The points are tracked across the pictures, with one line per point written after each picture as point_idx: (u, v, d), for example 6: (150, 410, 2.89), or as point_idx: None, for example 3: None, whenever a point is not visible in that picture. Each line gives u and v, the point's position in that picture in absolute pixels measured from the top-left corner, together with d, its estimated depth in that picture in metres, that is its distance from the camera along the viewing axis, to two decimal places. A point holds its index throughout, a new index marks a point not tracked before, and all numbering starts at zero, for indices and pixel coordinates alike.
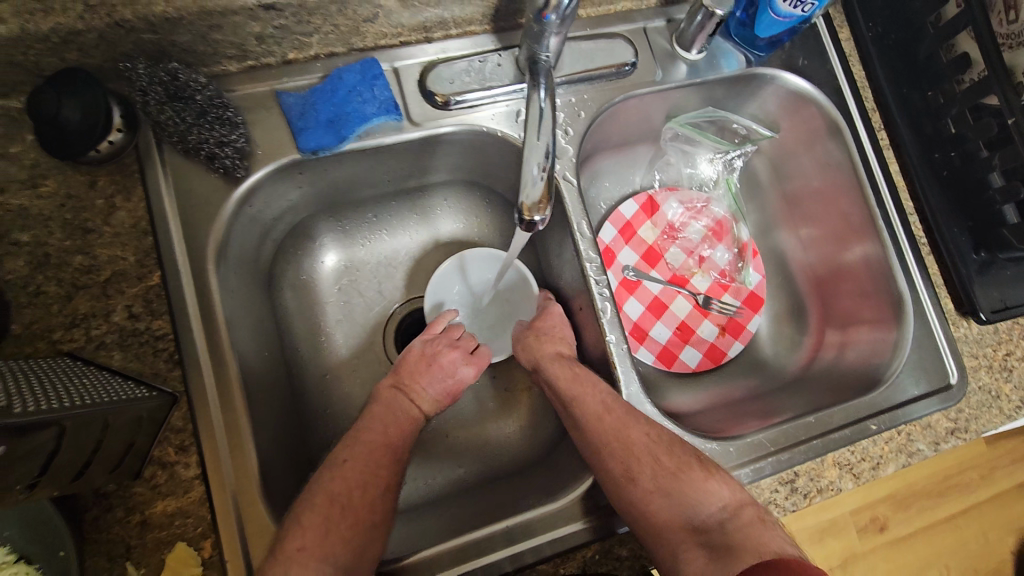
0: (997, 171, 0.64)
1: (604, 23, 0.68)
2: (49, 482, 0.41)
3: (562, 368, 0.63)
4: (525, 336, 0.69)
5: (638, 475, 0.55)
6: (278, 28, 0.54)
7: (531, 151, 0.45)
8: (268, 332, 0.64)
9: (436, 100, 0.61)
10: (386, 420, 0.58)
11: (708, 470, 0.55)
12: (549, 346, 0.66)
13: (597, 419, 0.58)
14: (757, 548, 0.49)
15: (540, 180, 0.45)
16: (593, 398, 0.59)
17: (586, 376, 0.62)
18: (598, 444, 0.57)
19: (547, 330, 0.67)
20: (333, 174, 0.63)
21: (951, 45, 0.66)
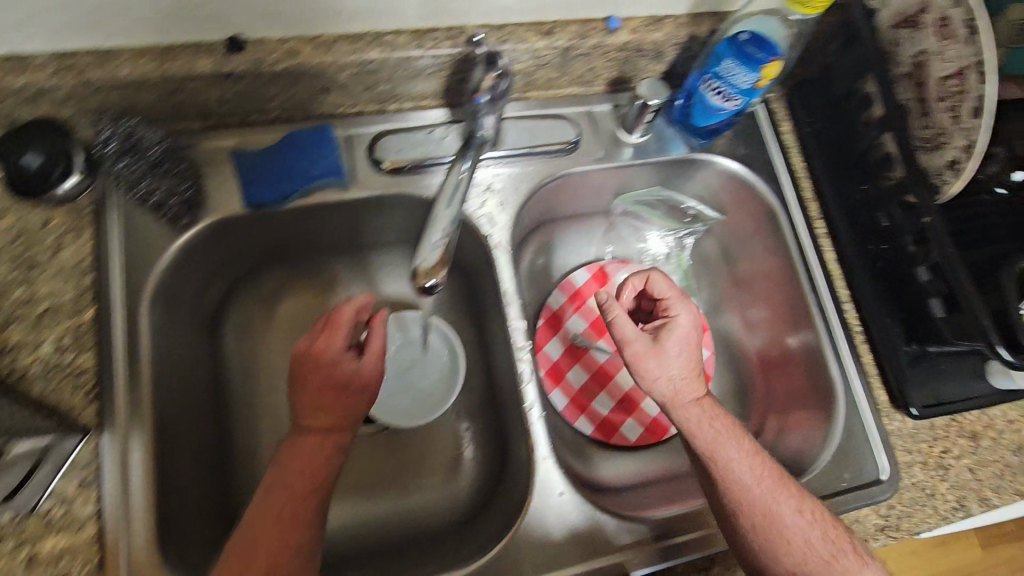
0: (924, 265, 0.65)
1: (552, 104, 0.72)
2: None
3: (708, 414, 0.58)
4: (662, 359, 0.60)
5: (802, 558, 0.53)
6: (236, 94, 0.60)
7: (437, 221, 0.51)
8: (203, 374, 0.65)
9: (382, 168, 0.65)
10: (294, 455, 0.53)
11: (861, 559, 0.53)
12: (693, 389, 0.60)
13: (752, 486, 0.55)
14: None
15: (438, 247, 0.51)
16: (741, 462, 0.56)
17: (726, 430, 0.58)
18: (743, 510, 0.54)
19: (687, 352, 0.61)
20: (283, 229, 0.66)
21: (880, 143, 0.68)
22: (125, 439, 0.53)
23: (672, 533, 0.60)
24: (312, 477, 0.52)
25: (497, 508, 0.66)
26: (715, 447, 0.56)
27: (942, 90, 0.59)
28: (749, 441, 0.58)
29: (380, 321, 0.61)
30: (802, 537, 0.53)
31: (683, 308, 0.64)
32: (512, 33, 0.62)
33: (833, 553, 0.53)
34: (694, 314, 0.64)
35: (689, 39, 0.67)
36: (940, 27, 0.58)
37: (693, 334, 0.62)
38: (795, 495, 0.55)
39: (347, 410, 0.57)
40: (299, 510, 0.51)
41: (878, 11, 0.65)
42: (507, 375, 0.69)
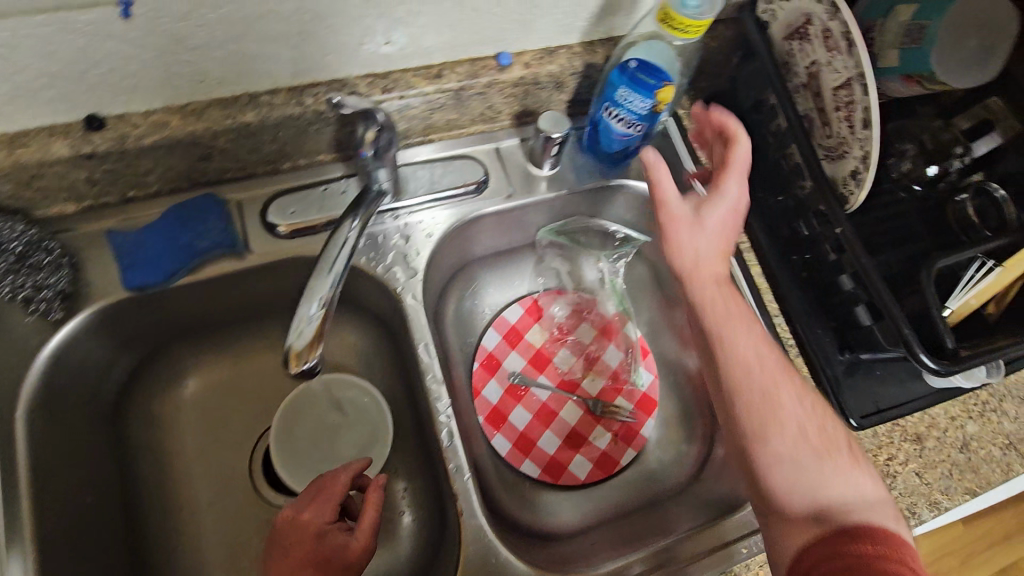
0: (846, 274, 0.64)
1: (458, 145, 0.70)
2: None
3: (721, 295, 0.62)
4: (695, 229, 0.63)
5: (791, 469, 0.55)
6: (107, 172, 0.56)
7: (314, 290, 0.49)
8: (106, 472, 0.60)
9: (280, 232, 0.61)
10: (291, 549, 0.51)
11: (854, 458, 0.56)
12: (713, 268, 0.62)
13: (752, 375, 0.58)
14: (883, 532, 0.49)
15: (316, 316, 0.48)
16: (748, 341, 0.60)
17: (741, 317, 0.61)
18: (747, 372, 0.59)
19: (724, 230, 0.63)
20: (180, 307, 0.62)
21: (789, 154, 0.67)
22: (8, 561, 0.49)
23: (672, 548, 0.64)
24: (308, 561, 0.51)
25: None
26: (722, 332, 0.60)
27: (836, 100, 0.58)
28: (759, 340, 0.60)
29: (374, 487, 0.56)
30: (799, 436, 0.56)
31: (734, 184, 0.62)
32: (399, 80, 0.60)
33: (818, 445, 0.55)
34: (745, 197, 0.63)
35: (586, 68, 0.66)
36: (826, 38, 0.56)
37: (731, 220, 0.63)
38: (806, 411, 0.57)
39: None
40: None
41: (769, 24, 0.64)
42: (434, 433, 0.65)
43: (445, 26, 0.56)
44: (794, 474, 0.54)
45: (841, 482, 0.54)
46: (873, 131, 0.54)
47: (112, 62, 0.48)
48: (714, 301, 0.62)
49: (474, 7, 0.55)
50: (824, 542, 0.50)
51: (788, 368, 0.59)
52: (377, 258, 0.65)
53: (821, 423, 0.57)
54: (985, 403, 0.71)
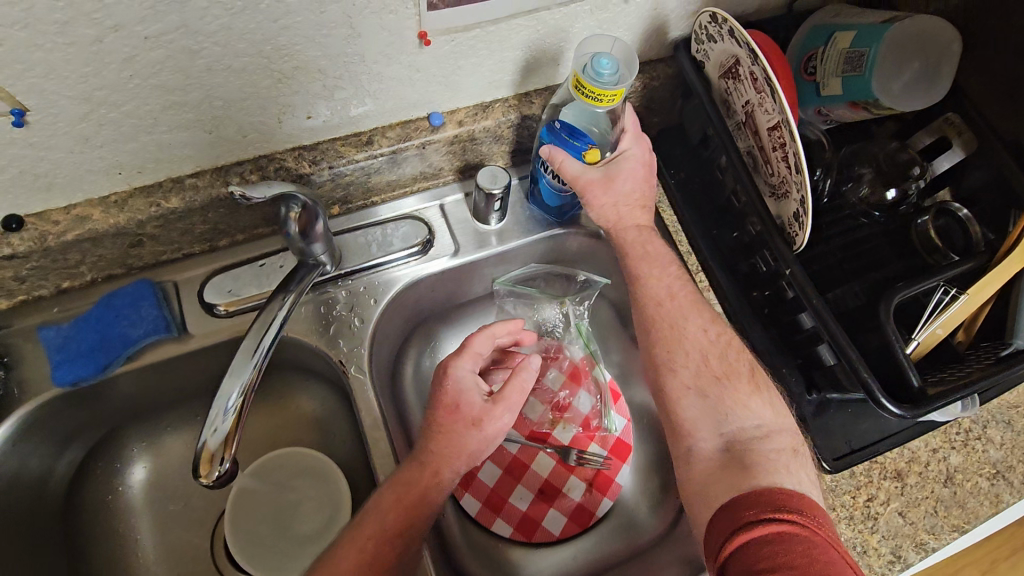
0: (805, 312, 0.61)
1: (401, 205, 0.69)
2: None
3: (640, 240, 0.64)
4: (608, 189, 0.63)
5: (693, 373, 0.60)
6: (33, 269, 0.55)
7: (230, 382, 0.48)
8: (51, 573, 0.58)
9: (221, 311, 0.60)
10: (433, 444, 0.56)
11: (755, 386, 0.58)
12: (633, 216, 0.65)
13: (668, 309, 0.62)
14: (771, 471, 0.53)
15: (231, 412, 0.47)
16: (655, 277, 0.63)
17: (652, 248, 0.64)
18: (659, 317, 0.62)
19: (632, 186, 0.64)
20: (122, 395, 0.61)
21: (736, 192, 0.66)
22: None
23: None
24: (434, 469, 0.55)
25: None
26: (646, 264, 0.64)
27: (771, 139, 0.56)
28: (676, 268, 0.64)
29: (516, 367, 0.60)
30: (708, 366, 0.60)
31: (631, 142, 0.64)
32: (327, 150, 0.59)
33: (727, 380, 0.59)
34: (647, 155, 0.64)
35: (522, 120, 0.65)
36: (754, 80, 0.55)
37: (638, 170, 0.64)
38: (715, 351, 0.60)
39: (444, 482, 0.56)
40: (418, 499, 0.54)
41: (703, 63, 0.63)
42: None
43: (366, 96, 0.56)
44: (700, 410, 0.59)
45: (741, 411, 0.57)
46: (806, 174, 0.52)
47: (20, 165, 0.47)
48: (634, 249, 0.64)
49: (393, 75, 0.55)
50: (731, 484, 0.53)
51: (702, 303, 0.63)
52: (322, 327, 0.64)
53: (733, 362, 0.60)
54: (969, 431, 0.68)
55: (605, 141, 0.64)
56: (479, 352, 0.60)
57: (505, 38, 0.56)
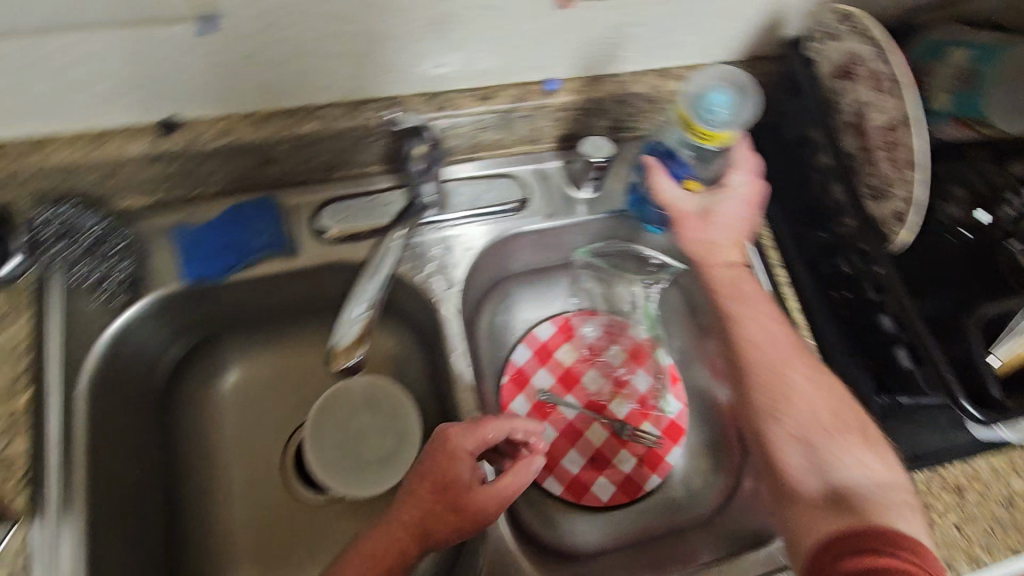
0: (886, 314, 0.62)
1: (502, 166, 0.72)
2: None
3: (731, 277, 0.66)
4: (706, 223, 0.65)
5: (789, 420, 0.61)
6: (177, 172, 0.60)
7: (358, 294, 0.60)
8: (148, 452, 0.64)
9: (329, 236, 0.65)
10: (411, 502, 0.57)
11: (864, 438, 0.59)
12: (729, 253, 0.66)
13: (765, 354, 0.63)
14: (887, 521, 0.52)
15: (358, 320, 0.60)
16: (758, 323, 0.64)
17: (755, 295, 0.65)
18: (753, 362, 0.63)
19: (733, 222, 0.65)
20: (231, 301, 0.66)
21: (831, 192, 0.67)
22: (57, 524, 0.53)
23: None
24: (416, 525, 0.55)
25: None
26: (742, 306, 0.64)
27: (881, 139, 0.57)
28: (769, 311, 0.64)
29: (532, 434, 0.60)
30: (805, 410, 0.60)
31: (737, 176, 0.64)
32: (451, 100, 0.63)
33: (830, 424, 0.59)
34: (756, 193, 0.64)
35: (631, 95, 0.68)
36: (874, 80, 0.57)
37: (744, 207, 0.64)
38: (812, 396, 0.60)
39: (419, 542, 0.55)
40: (408, 547, 0.55)
41: (815, 62, 0.64)
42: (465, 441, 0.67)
43: (495, 52, 0.59)
44: (803, 459, 0.60)
45: (849, 462, 0.58)
46: (921, 173, 0.54)
47: (193, 73, 0.52)
48: (730, 289, 0.65)
49: (527, 35, 0.58)
50: (842, 527, 0.54)
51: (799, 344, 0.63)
52: (417, 267, 0.68)
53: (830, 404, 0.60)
54: None
55: (705, 169, 0.66)
56: (486, 438, 0.58)
57: (636, 13, 0.59)
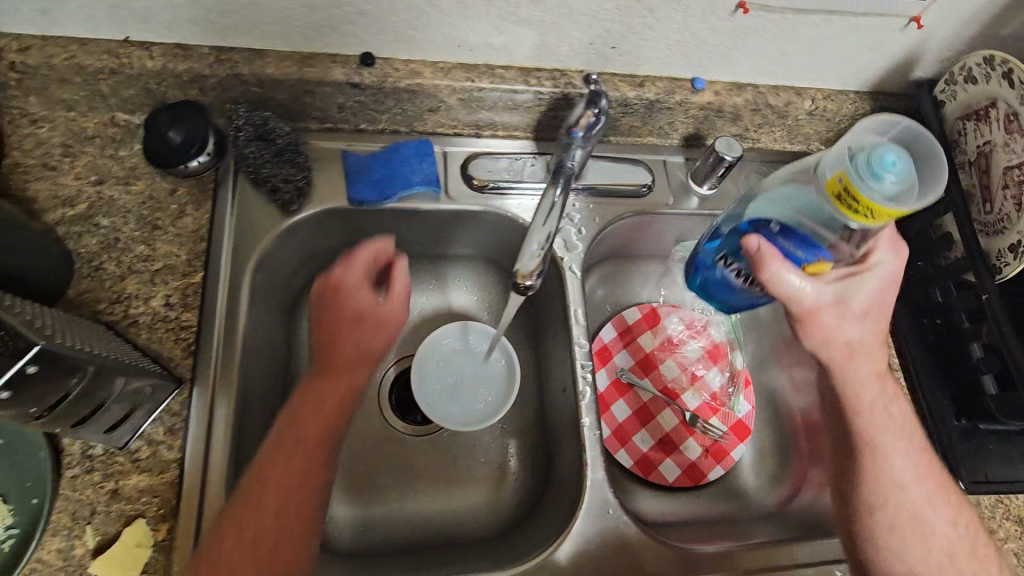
0: (979, 342, 0.67)
1: (627, 151, 0.78)
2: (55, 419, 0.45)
3: (880, 401, 0.63)
4: (845, 314, 0.60)
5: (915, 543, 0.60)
6: (357, 102, 0.66)
7: (535, 231, 0.54)
8: (277, 351, 0.70)
9: (475, 183, 0.71)
10: (310, 399, 0.59)
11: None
12: (867, 357, 0.63)
13: (901, 476, 0.62)
14: None
15: (537, 255, 0.53)
16: (902, 451, 0.62)
17: (897, 417, 0.63)
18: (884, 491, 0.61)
19: (873, 311, 0.61)
20: (374, 227, 0.72)
21: (939, 224, 0.72)
22: (212, 394, 0.58)
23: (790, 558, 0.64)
24: (321, 424, 0.57)
25: (542, 518, 0.68)
26: (891, 431, 0.63)
27: (1006, 178, 0.62)
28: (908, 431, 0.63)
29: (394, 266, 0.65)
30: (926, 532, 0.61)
31: (880, 250, 0.60)
32: (608, 81, 0.69)
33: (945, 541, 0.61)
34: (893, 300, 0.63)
35: (765, 106, 0.73)
36: (1008, 123, 0.62)
37: (881, 304, 0.61)
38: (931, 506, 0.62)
39: (344, 368, 0.61)
40: (291, 480, 0.54)
41: (944, 103, 0.70)
42: (562, 395, 0.72)
43: (662, 44, 0.65)
44: None
45: None
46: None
47: (405, 15, 0.58)
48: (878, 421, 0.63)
49: (695, 32, 0.64)
50: None
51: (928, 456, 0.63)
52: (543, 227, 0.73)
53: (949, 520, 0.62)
54: None
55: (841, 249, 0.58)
56: (399, 281, 0.65)
57: (794, 30, 0.64)
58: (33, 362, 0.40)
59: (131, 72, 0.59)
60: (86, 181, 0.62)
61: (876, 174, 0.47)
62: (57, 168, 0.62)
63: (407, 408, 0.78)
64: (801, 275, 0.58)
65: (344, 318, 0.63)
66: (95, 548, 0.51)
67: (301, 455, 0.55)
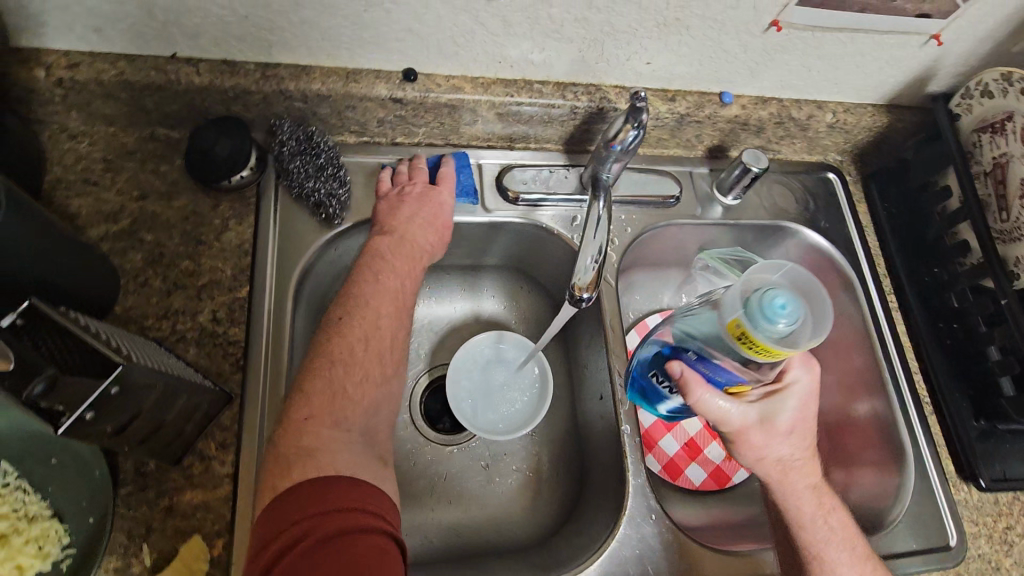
0: (995, 345, 0.69)
1: (657, 163, 0.79)
2: (124, 437, 0.44)
3: (821, 510, 0.58)
4: (772, 436, 0.58)
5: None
6: (397, 117, 0.67)
7: (588, 245, 0.57)
8: None
9: (509, 195, 0.72)
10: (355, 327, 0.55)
11: None
12: (805, 475, 0.59)
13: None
14: None
15: (591, 269, 0.57)
16: (849, 563, 0.56)
17: (844, 529, 0.58)
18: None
19: (801, 427, 0.59)
20: None
21: (954, 232, 0.74)
22: (262, 407, 0.58)
23: None
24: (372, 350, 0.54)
25: (582, 523, 0.68)
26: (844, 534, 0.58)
27: None
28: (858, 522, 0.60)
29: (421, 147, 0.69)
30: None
31: (795, 372, 0.60)
32: None
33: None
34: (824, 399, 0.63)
35: (788, 118, 0.76)
36: None
37: (809, 418, 0.60)
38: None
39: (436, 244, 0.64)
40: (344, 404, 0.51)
41: (959, 116, 0.73)
42: (596, 402, 0.73)
43: (694, 59, 0.67)
44: None
45: None
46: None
47: (451, 33, 0.60)
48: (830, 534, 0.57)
49: (727, 49, 0.66)
50: None
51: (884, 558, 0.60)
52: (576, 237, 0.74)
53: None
54: None
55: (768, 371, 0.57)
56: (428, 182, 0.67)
57: (820, 47, 0.67)
58: (115, 383, 0.40)
59: (177, 88, 0.59)
60: (128, 196, 0.62)
61: (767, 318, 0.48)
62: (99, 183, 0.62)
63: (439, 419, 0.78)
64: (722, 397, 0.58)
65: (412, 200, 0.65)
66: (151, 565, 0.51)
67: (385, 335, 0.56)
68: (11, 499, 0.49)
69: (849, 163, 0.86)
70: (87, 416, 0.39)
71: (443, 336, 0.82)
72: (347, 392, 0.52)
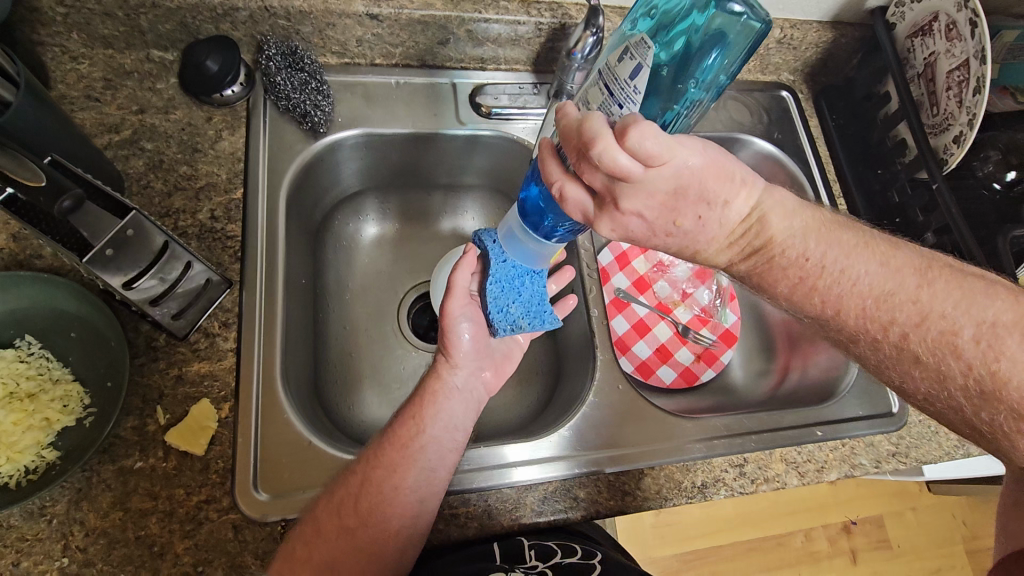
0: (930, 231, 0.76)
1: None
2: (142, 284, 0.54)
3: (762, 270, 0.53)
4: (648, 227, 0.48)
5: (913, 374, 0.52)
6: (375, 35, 0.72)
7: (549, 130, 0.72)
8: (307, 268, 0.76)
9: (481, 110, 0.78)
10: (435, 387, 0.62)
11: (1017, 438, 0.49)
12: (723, 225, 0.50)
13: (848, 312, 0.53)
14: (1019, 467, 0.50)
15: None
16: (835, 293, 0.53)
17: (800, 277, 0.53)
18: (852, 333, 0.54)
19: (673, 209, 0.47)
20: (393, 154, 0.79)
21: (894, 133, 0.80)
22: (259, 292, 0.63)
23: (780, 425, 0.70)
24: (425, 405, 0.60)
25: (561, 400, 0.74)
26: (816, 279, 0.52)
27: (949, 82, 0.72)
28: (840, 260, 0.52)
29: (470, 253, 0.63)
30: (939, 354, 0.51)
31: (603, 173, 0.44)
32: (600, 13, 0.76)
33: (956, 362, 0.50)
34: (696, 162, 0.44)
35: None
36: (949, 32, 0.70)
37: (666, 194, 0.45)
38: (929, 339, 0.51)
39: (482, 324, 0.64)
40: (377, 456, 0.57)
41: (896, 25, 0.79)
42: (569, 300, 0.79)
43: None
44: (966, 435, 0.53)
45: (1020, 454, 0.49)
46: (984, 94, 0.67)
47: None
48: (803, 291, 0.53)
49: None
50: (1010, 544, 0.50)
51: (897, 248, 0.54)
52: None
53: (976, 317, 0.50)
54: None
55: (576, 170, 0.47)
56: (465, 290, 0.62)
57: None
58: (131, 227, 0.51)
59: (170, 5, 0.64)
60: (128, 111, 0.67)
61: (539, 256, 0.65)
62: (100, 100, 0.67)
63: (426, 331, 0.84)
64: (577, 193, 0.47)
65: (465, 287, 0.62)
66: (166, 424, 0.56)
67: (462, 401, 0.62)
68: (36, 364, 0.55)
69: (801, 81, 0.93)
70: (106, 252, 0.50)
71: (428, 252, 0.87)
72: (399, 449, 0.57)
